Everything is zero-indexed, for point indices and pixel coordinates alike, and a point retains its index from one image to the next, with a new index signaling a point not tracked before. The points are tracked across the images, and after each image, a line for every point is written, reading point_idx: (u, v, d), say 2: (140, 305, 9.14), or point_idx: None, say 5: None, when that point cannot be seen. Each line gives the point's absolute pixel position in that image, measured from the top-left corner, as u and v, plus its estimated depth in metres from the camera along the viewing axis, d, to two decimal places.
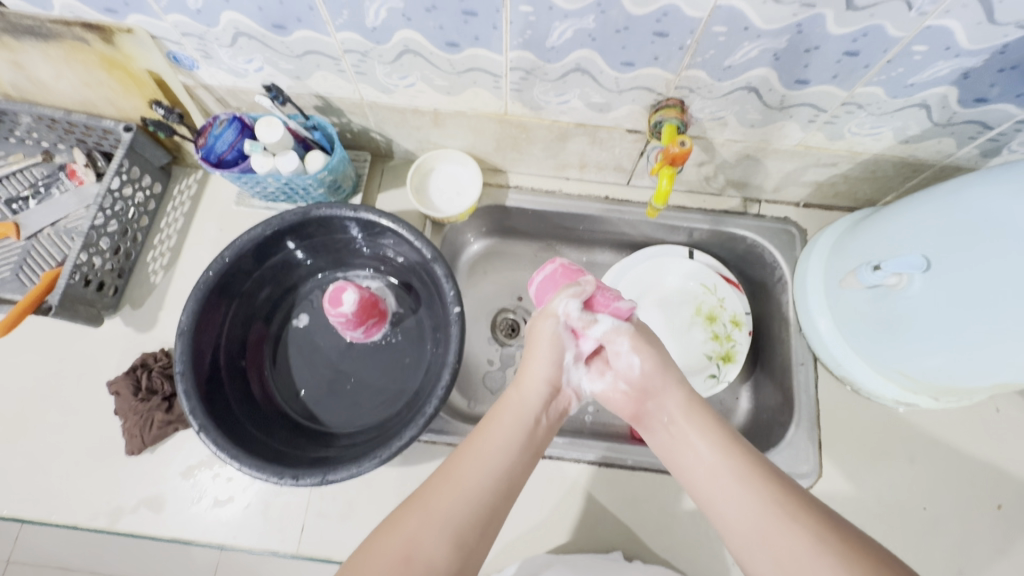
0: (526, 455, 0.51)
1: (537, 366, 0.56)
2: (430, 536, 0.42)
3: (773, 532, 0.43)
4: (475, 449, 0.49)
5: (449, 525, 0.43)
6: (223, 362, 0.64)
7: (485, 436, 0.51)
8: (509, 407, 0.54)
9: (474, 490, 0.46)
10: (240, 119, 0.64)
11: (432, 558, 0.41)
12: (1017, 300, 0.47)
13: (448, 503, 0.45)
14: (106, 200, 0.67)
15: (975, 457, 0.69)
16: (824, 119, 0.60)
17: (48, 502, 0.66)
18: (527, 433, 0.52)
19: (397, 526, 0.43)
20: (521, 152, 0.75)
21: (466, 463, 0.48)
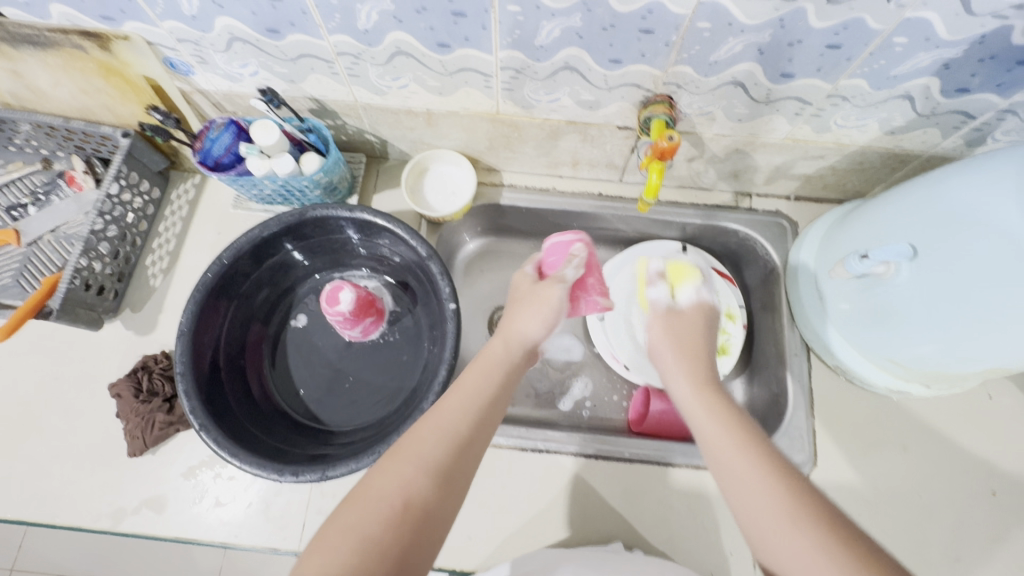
0: (501, 403, 0.51)
1: (525, 323, 0.57)
2: (425, 485, 0.42)
3: (769, 510, 0.41)
4: (457, 401, 0.49)
5: (440, 473, 0.43)
6: (223, 362, 0.65)
7: (466, 388, 0.50)
8: (489, 360, 0.55)
9: (458, 438, 0.46)
10: (236, 122, 0.65)
11: (425, 504, 0.42)
12: (1010, 283, 0.47)
13: (438, 450, 0.45)
14: (105, 205, 0.68)
15: (968, 443, 0.69)
16: (810, 112, 0.61)
17: (51, 505, 0.66)
18: (505, 385, 0.53)
19: (391, 475, 0.42)
20: (513, 151, 0.76)
21: (449, 415, 0.47)
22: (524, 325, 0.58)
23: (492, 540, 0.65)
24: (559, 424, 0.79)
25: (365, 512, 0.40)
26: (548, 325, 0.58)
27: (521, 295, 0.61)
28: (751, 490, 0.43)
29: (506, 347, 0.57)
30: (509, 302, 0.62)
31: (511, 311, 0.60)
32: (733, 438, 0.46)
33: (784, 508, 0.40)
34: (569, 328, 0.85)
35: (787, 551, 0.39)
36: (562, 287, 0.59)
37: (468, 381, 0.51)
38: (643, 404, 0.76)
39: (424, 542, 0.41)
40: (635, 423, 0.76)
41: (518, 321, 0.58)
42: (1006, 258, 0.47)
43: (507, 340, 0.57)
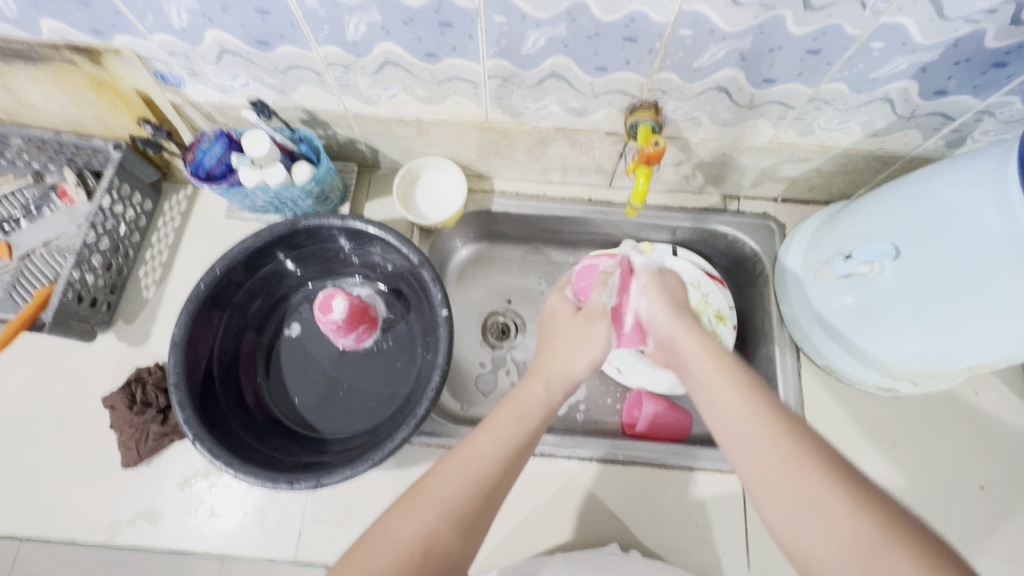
0: (532, 445, 0.50)
1: (569, 363, 0.56)
2: (445, 533, 0.42)
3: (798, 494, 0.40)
4: (484, 441, 0.48)
5: (462, 519, 0.43)
6: (216, 372, 0.65)
7: (497, 425, 0.49)
8: (526, 399, 0.53)
9: (482, 481, 0.45)
10: (227, 133, 0.66)
11: (445, 552, 0.41)
12: (998, 279, 0.48)
13: (463, 494, 0.44)
14: (97, 217, 0.68)
15: (957, 440, 0.70)
16: (793, 116, 0.62)
17: (45, 519, 0.66)
18: (539, 425, 0.51)
19: (412, 519, 0.42)
20: (504, 157, 0.77)
21: (475, 459, 0.46)
22: (568, 364, 0.56)
23: (488, 544, 0.66)
24: (554, 428, 0.79)
25: (385, 557, 0.41)
26: (597, 361, 0.57)
27: (560, 326, 0.61)
28: (778, 471, 0.42)
29: (547, 388, 0.54)
30: (546, 335, 0.62)
31: (552, 349, 0.58)
32: (756, 429, 0.44)
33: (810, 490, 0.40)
34: None
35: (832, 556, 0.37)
36: (606, 322, 0.59)
37: (501, 418, 0.50)
38: (635, 408, 0.77)
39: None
40: (629, 426, 0.77)
41: (559, 360, 0.57)
42: (989, 254, 0.48)
43: (548, 382, 0.55)
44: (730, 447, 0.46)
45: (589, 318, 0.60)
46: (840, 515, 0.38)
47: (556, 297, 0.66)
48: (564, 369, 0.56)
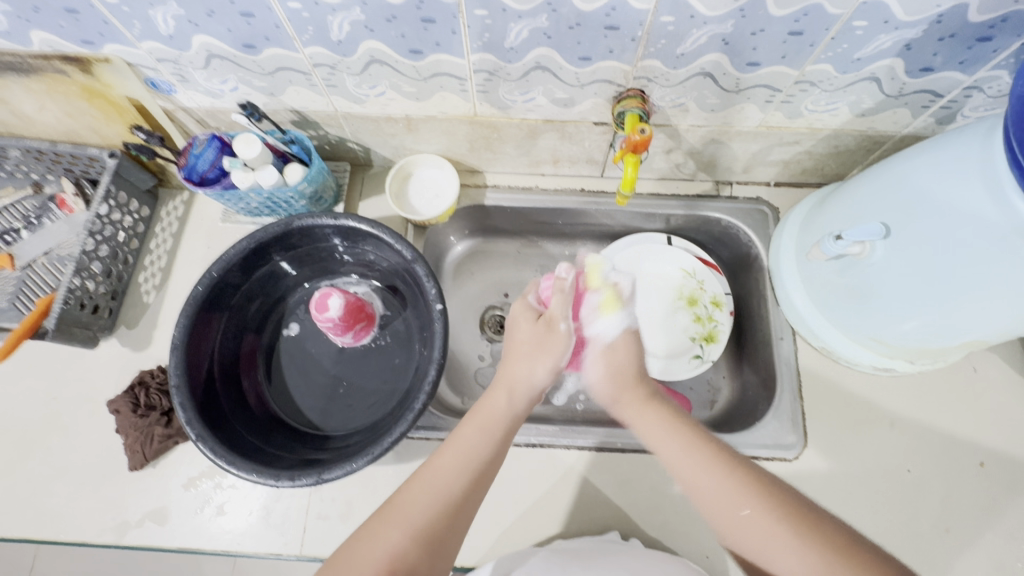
0: (498, 458, 0.51)
1: (530, 370, 0.56)
2: (411, 548, 0.43)
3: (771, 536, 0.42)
4: (450, 457, 0.49)
5: (428, 537, 0.44)
6: (217, 372, 0.66)
7: (459, 442, 0.50)
8: (490, 414, 0.53)
9: (447, 497, 0.47)
10: (219, 137, 0.67)
11: (412, 567, 0.43)
12: (994, 259, 0.48)
13: (426, 512, 0.45)
14: (95, 225, 0.69)
15: (957, 418, 0.70)
16: (780, 98, 0.62)
17: (56, 522, 0.67)
18: (504, 440, 0.52)
19: (382, 536, 0.44)
20: (495, 152, 0.77)
21: (444, 474, 0.48)
22: (532, 373, 0.56)
23: (489, 535, 0.66)
24: (554, 419, 0.80)
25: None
26: (558, 366, 0.57)
27: (521, 335, 0.59)
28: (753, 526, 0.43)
29: (510, 399, 0.55)
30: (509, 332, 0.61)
31: (512, 355, 0.58)
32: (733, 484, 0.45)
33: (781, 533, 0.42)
34: None
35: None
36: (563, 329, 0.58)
37: (464, 436, 0.51)
38: None
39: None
40: None
41: (525, 366, 0.56)
42: (985, 243, 0.48)
43: (511, 391, 0.55)
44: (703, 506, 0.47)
45: (551, 336, 0.58)
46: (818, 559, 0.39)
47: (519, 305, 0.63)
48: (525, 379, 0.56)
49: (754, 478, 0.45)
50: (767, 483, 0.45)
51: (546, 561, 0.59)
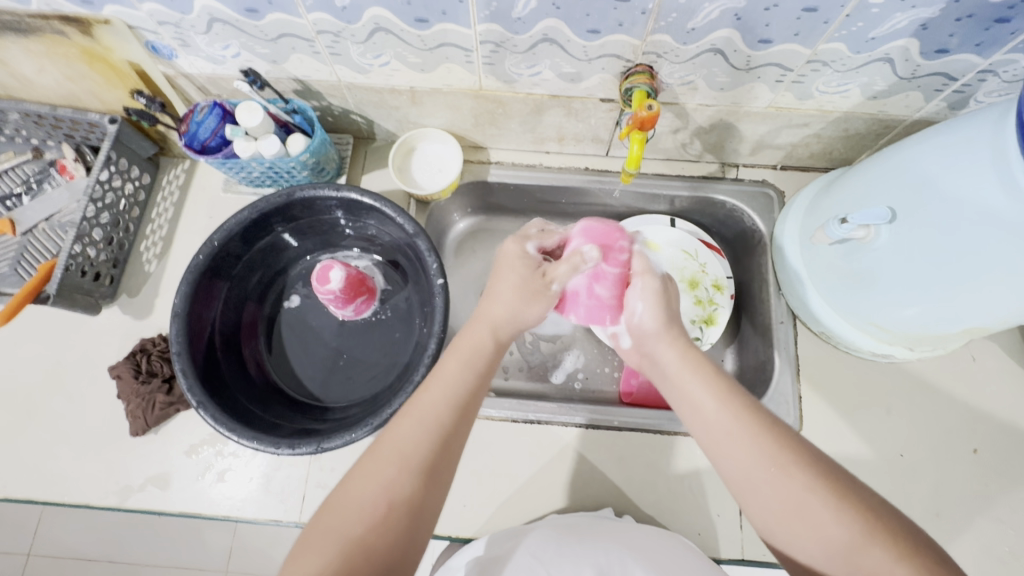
0: (482, 387, 0.51)
1: (509, 309, 0.56)
2: (406, 483, 0.43)
3: (792, 493, 0.42)
4: (439, 392, 0.48)
5: (424, 473, 0.44)
6: (218, 341, 0.66)
7: (444, 374, 0.50)
8: (472, 345, 0.53)
9: (437, 430, 0.46)
10: (220, 105, 0.66)
11: (411, 502, 0.43)
12: (1002, 249, 0.48)
13: (420, 447, 0.45)
14: (96, 191, 0.69)
15: (953, 406, 0.71)
16: (791, 78, 0.61)
17: (59, 485, 0.69)
18: (486, 373, 0.52)
19: (377, 475, 0.43)
20: (500, 127, 0.76)
21: (432, 407, 0.48)
22: (512, 310, 0.56)
23: (487, 509, 0.67)
24: (552, 397, 0.80)
25: (350, 513, 0.42)
26: (531, 310, 0.57)
27: (511, 278, 0.58)
28: (762, 481, 0.44)
29: (489, 333, 0.55)
30: (494, 280, 0.59)
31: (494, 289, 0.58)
32: (744, 437, 0.45)
33: (801, 484, 0.42)
34: None
35: (825, 541, 0.41)
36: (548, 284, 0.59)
37: (449, 368, 0.50)
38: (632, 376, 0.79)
39: (415, 533, 0.43)
40: (625, 395, 0.79)
41: (505, 306, 0.56)
42: (994, 231, 0.48)
43: (490, 325, 0.55)
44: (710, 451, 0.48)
45: (534, 285, 0.58)
46: (828, 519, 0.41)
47: (517, 242, 0.61)
48: (508, 316, 0.56)
49: (768, 446, 0.44)
50: (785, 450, 0.44)
51: (541, 535, 0.60)
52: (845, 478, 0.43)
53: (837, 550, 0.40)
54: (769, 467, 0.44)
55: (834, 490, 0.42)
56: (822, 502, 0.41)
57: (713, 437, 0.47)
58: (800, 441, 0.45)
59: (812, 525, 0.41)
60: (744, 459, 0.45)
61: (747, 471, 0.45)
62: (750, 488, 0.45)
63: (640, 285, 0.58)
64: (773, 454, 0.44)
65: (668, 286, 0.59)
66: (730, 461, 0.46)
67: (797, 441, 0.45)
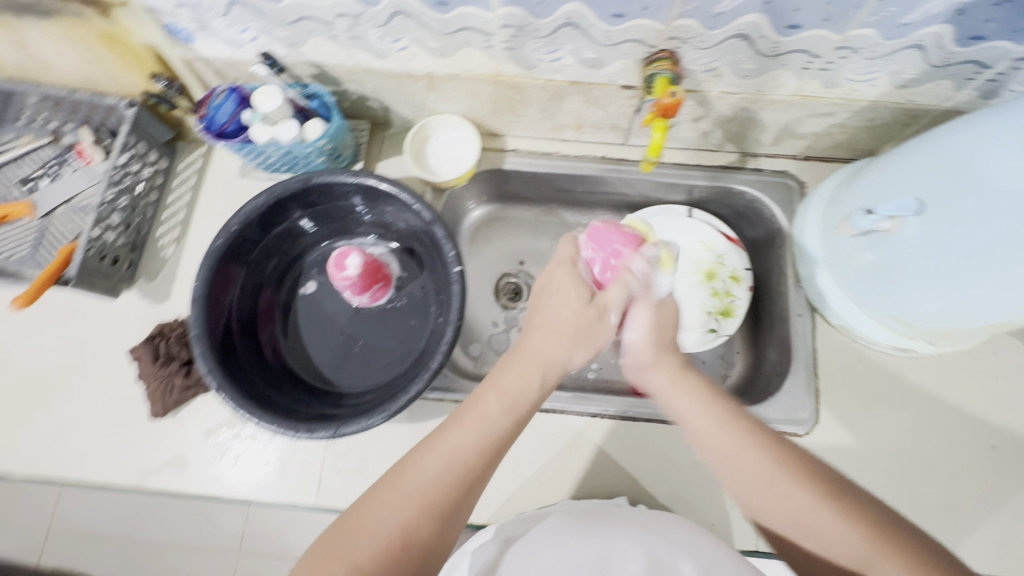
0: (513, 440, 0.49)
1: (558, 347, 0.53)
2: (425, 523, 0.43)
3: (794, 509, 0.44)
4: (473, 432, 0.47)
5: (444, 516, 0.43)
6: (235, 326, 0.66)
7: (481, 413, 0.48)
8: (516, 383, 0.51)
9: (462, 474, 0.45)
10: (238, 90, 0.66)
11: (426, 542, 0.42)
12: None
13: (443, 487, 0.44)
14: (115, 175, 0.69)
15: (973, 402, 0.70)
16: (818, 65, 0.60)
17: (80, 465, 0.70)
18: (523, 417, 0.50)
19: (397, 509, 0.42)
20: (518, 114, 0.75)
21: (463, 447, 0.46)
22: (564, 353, 0.53)
23: (500, 496, 0.68)
24: (566, 387, 0.80)
25: (362, 540, 0.41)
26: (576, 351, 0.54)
27: (557, 309, 0.55)
28: (768, 499, 0.45)
29: (533, 369, 0.52)
30: (543, 305, 0.56)
31: (541, 312, 0.56)
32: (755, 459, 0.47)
33: (804, 501, 0.43)
34: None
35: (830, 556, 0.42)
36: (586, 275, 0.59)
37: (488, 408, 0.49)
38: None
39: (422, 575, 0.42)
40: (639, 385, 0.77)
41: (543, 339, 0.54)
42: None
43: (534, 361, 0.53)
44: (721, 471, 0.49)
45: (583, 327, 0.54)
46: (831, 529, 0.42)
47: (564, 262, 0.59)
48: (558, 362, 0.53)
49: (768, 467, 0.46)
50: (786, 470, 0.45)
51: (558, 516, 0.61)
52: (844, 488, 0.44)
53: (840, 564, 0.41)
54: (771, 486, 0.45)
55: (838, 503, 0.42)
56: (826, 519, 0.42)
57: (717, 461, 0.49)
58: (800, 456, 0.47)
59: (816, 539, 0.42)
60: (751, 479, 0.46)
61: (754, 490, 0.46)
62: (758, 506, 0.46)
63: (636, 311, 0.56)
64: (775, 476, 0.45)
65: (666, 310, 0.58)
66: (736, 483, 0.47)
67: (799, 457, 0.46)
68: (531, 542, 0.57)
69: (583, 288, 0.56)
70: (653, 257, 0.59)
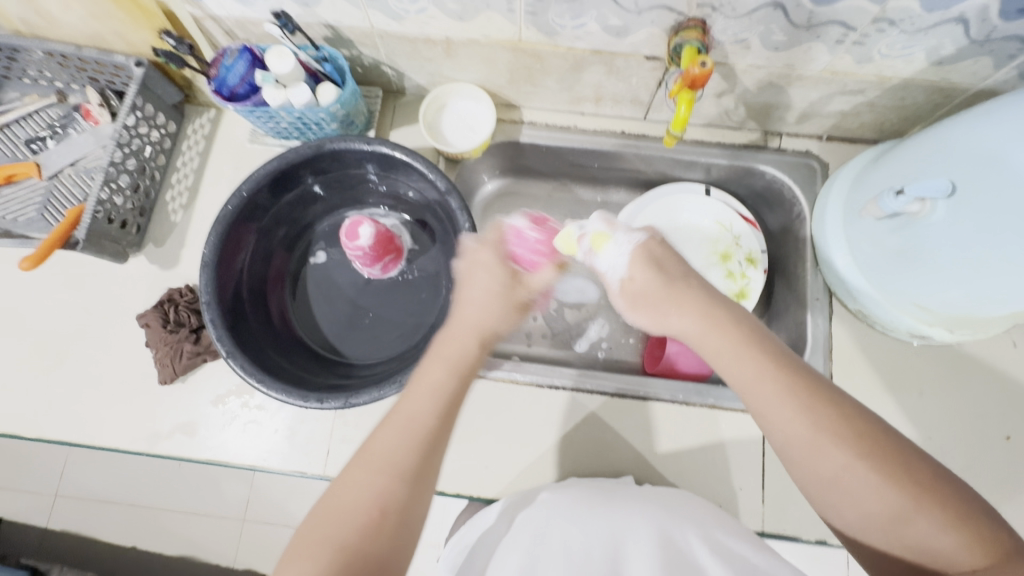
0: (465, 393, 0.49)
1: (486, 313, 0.53)
2: (396, 490, 0.42)
3: (832, 467, 0.41)
4: (421, 395, 0.47)
5: (411, 479, 0.43)
6: (246, 294, 0.66)
7: (427, 381, 0.48)
8: (453, 349, 0.50)
9: (421, 439, 0.44)
10: (250, 50, 0.64)
11: (402, 509, 0.42)
12: None
13: (404, 454, 0.44)
14: (122, 136, 0.68)
15: (989, 390, 0.69)
16: (853, 39, 0.58)
17: (89, 428, 0.70)
18: (467, 372, 0.50)
19: (367, 486, 0.42)
20: (536, 84, 0.73)
21: (415, 410, 0.46)
22: (493, 314, 0.53)
23: (510, 470, 0.68)
24: (575, 364, 0.80)
25: (341, 521, 0.41)
26: (503, 320, 0.54)
27: (484, 283, 0.55)
28: (804, 452, 0.42)
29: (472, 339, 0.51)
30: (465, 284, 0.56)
31: (464, 290, 0.55)
32: (796, 414, 0.43)
33: (842, 459, 0.41)
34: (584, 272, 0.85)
35: (862, 508, 0.41)
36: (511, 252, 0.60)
37: (434, 375, 0.48)
38: (657, 347, 0.77)
39: (406, 539, 0.42)
40: (649, 364, 0.77)
41: (476, 309, 0.53)
42: None
43: (468, 331, 0.52)
44: (757, 418, 0.45)
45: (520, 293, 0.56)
46: (870, 485, 0.40)
47: (482, 247, 0.58)
48: (492, 322, 0.53)
49: (810, 418, 0.42)
50: (830, 425, 0.42)
51: (554, 487, 0.60)
52: (890, 442, 0.42)
53: (872, 515, 0.41)
54: (815, 439, 0.42)
55: (882, 462, 0.41)
56: (867, 478, 0.40)
57: (753, 403, 0.45)
58: (844, 407, 0.43)
59: (851, 494, 0.41)
60: (790, 431, 0.43)
61: (791, 441, 0.43)
62: (793, 458, 0.43)
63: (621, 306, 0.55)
64: (815, 429, 0.42)
65: (634, 280, 0.53)
66: (775, 431, 0.44)
67: (843, 406, 0.43)
68: (531, 517, 0.56)
69: (507, 266, 0.57)
70: (586, 249, 0.57)
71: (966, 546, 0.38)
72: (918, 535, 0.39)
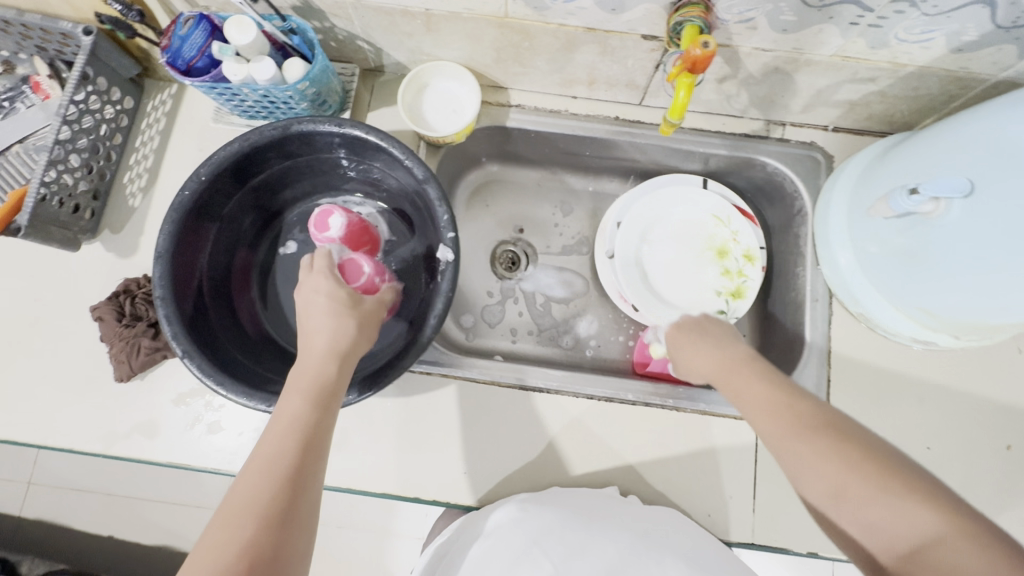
0: (327, 416, 0.43)
1: (325, 333, 0.47)
2: (255, 534, 0.36)
3: (787, 449, 0.40)
4: (269, 432, 0.41)
5: (267, 517, 0.37)
6: (208, 288, 0.61)
7: (281, 415, 0.42)
8: (304, 375, 0.44)
9: (277, 473, 0.39)
10: (208, 18, 0.58)
11: (269, 551, 0.36)
12: None
13: (257, 494, 0.38)
14: (70, 111, 0.61)
15: (991, 398, 0.66)
16: (869, 21, 0.53)
17: (40, 428, 0.65)
18: (327, 394, 0.44)
19: (225, 535, 0.35)
20: (524, 65, 0.68)
21: (265, 448, 0.40)
22: (336, 330, 0.47)
23: (490, 476, 0.64)
24: (562, 363, 0.76)
25: None
26: (348, 337, 0.47)
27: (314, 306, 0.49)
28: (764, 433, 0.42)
29: (322, 363, 0.45)
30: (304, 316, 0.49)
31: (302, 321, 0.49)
32: (757, 397, 0.44)
33: (789, 436, 0.40)
34: (573, 265, 0.81)
35: (819, 490, 0.38)
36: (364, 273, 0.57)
37: (288, 406, 0.42)
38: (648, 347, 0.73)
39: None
40: (640, 365, 0.74)
41: (321, 334, 0.47)
42: None
43: (314, 356, 0.46)
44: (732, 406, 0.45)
45: (365, 314, 0.50)
46: (816, 463, 0.38)
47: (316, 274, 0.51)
48: (341, 341, 0.47)
49: (765, 400, 0.43)
50: (777, 405, 0.42)
51: (505, 506, 0.59)
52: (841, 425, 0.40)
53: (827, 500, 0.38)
54: (770, 417, 0.42)
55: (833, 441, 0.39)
56: (813, 452, 0.39)
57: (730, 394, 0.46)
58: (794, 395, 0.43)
59: (804, 476, 0.39)
60: (755, 411, 0.43)
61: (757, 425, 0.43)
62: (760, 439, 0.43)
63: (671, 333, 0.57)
64: (774, 420, 0.42)
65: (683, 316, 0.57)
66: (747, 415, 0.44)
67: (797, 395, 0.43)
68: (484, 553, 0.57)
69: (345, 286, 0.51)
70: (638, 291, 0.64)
71: (924, 526, 0.34)
72: (870, 517, 0.36)
